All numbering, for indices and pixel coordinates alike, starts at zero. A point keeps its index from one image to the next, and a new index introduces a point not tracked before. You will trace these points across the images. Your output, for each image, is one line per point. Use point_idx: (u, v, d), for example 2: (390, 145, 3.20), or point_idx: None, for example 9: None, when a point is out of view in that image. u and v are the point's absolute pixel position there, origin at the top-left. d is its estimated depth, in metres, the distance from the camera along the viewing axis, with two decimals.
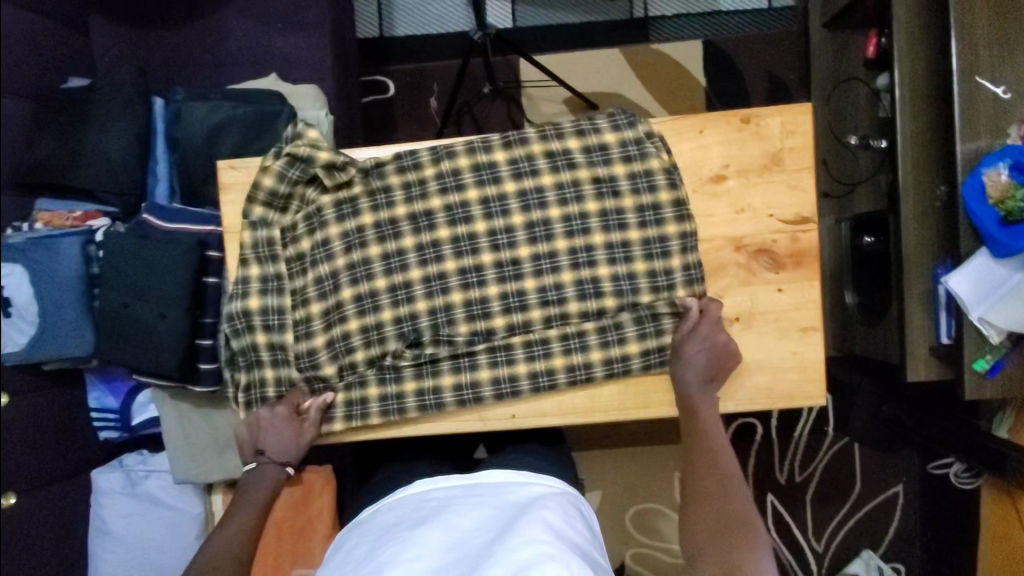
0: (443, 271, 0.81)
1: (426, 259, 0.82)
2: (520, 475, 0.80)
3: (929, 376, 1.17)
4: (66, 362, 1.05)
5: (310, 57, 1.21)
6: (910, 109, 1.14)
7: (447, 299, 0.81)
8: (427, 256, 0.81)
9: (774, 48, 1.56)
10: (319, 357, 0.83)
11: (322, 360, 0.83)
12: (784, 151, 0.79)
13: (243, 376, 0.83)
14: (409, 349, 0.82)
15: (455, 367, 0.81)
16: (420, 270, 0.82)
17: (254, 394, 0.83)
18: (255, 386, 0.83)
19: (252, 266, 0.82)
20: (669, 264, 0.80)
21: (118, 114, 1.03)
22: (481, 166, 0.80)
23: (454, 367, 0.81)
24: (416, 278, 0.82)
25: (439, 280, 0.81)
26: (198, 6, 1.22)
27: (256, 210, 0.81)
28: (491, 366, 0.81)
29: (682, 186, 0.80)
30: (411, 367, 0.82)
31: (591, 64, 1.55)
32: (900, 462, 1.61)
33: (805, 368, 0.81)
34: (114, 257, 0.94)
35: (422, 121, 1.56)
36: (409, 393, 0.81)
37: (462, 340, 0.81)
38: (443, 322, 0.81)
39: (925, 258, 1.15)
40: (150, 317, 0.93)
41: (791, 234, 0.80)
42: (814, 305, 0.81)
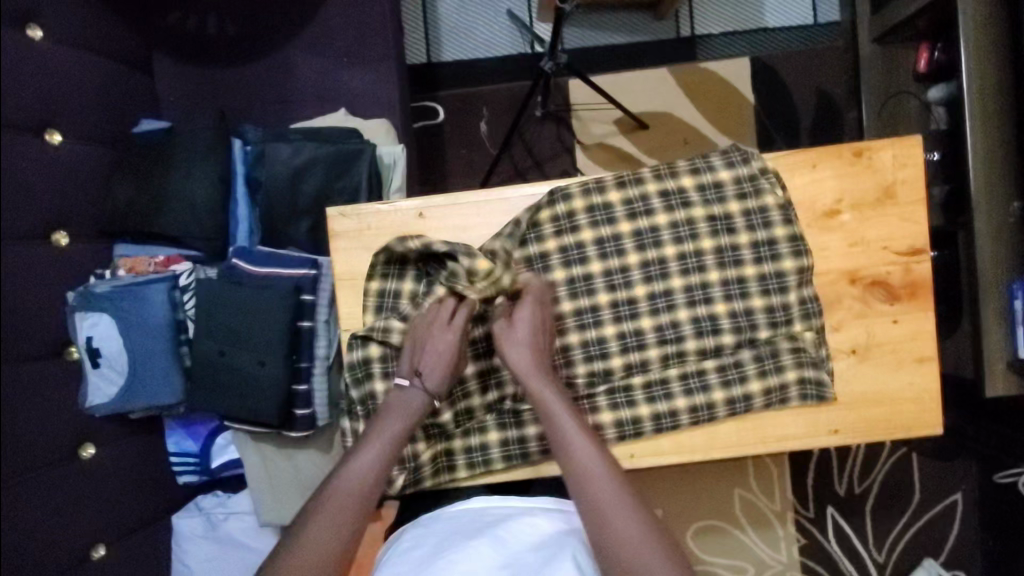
0: (559, 312, 0.81)
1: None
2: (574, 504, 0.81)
3: (1007, 391, 1.17)
4: (151, 410, 1.04)
5: (378, 90, 1.20)
6: (979, 124, 1.15)
7: (565, 340, 0.81)
8: (543, 298, 0.81)
9: (822, 62, 1.57)
10: (437, 402, 0.82)
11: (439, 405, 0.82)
12: (897, 184, 0.80)
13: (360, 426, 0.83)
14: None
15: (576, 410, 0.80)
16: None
17: None
18: None
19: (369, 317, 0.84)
20: (787, 300, 0.80)
21: (200, 157, 1.02)
22: (597, 207, 0.81)
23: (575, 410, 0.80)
24: None
25: (556, 322, 0.81)
26: (262, 41, 1.21)
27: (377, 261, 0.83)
28: (612, 409, 0.80)
29: (797, 221, 0.80)
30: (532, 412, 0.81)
31: (640, 84, 1.55)
32: (958, 470, 1.60)
33: (919, 398, 0.81)
34: (211, 304, 0.93)
35: (472, 145, 1.55)
36: (531, 438, 0.81)
37: (582, 382, 0.80)
38: (561, 363, 0.81)
39: (999, 274, 1.16)
40: (249, 364, 0.93)
41: (905, 266, 0.81)
42: (927, 336, 0.81)
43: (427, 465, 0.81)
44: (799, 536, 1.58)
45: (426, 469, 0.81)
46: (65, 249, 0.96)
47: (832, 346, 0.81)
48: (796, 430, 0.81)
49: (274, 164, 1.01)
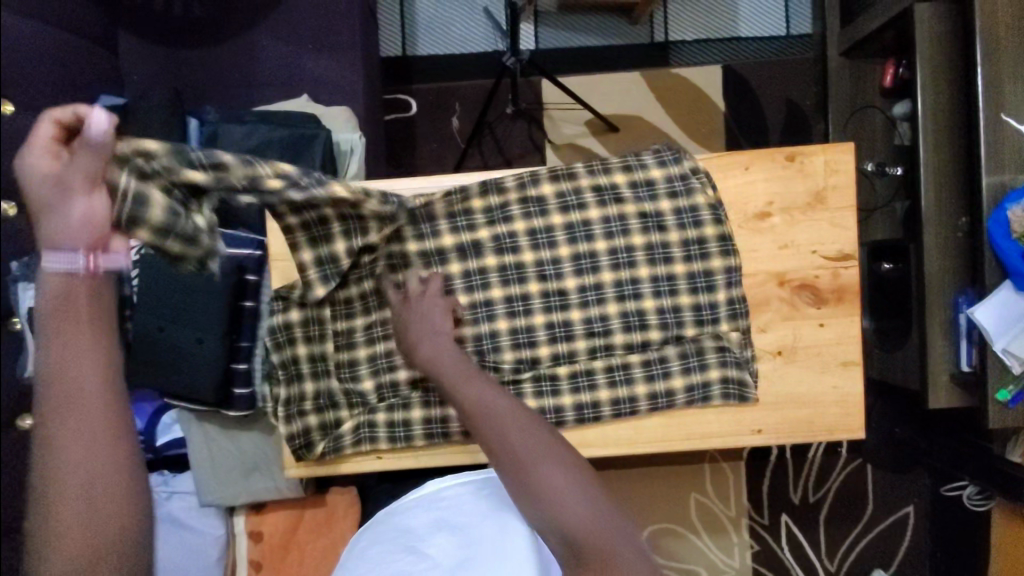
0: (489, 297, 0.84)
1: (472, 287, 0.84)
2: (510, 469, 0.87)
3: (949, 404, 1.18)
4: None
5: (341, 78, 1.21)
6: (932, 139, 1.16)
7: (494, 326, 0.84)
8: (473, 282, 0.84)
9: (792, 73, 1.59)
10: (359, 369, 0.89)
11: (361, 371, 0.89)
12: (827, 190, 0.82)
13: (282, 390, 0.87)
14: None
15: None
16: (466, 296, 0.84)
17: (293, 409, 0.88)
18: (295, 401, 0.87)
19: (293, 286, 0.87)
20: (714, 299, 0.81)
21: (154, 135, 1.03)
22: (530, 199, 0.83)
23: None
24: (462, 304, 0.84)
25: (485, 307, 0.84)
26: (230, 26, 1.22)
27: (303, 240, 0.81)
28: (536, 395, 0.82)
29: (728, 223, 0.82)
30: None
31: (612, 87, 1.56)
32: (911, 483, 1.60)
33: (844, 401, 0.82)
34: (148, 281, 0.94)
35: (443, 139, 1.56)
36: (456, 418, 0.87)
37: (509, 368, 0.83)
38: (489, 348, 0.83)
39: (947, 287, 1.17)
40: (187, 341, 0.94)
41: (833, 270, 0.82)
42: (854, 340, 0.82)
43: (347, 433, 0.88)
44: (752, 542, 1.58)
45: (347, 436, 0.88)
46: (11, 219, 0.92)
47: (758, 346, 0.82)
48: (719, 428, 0.82)
49: (227, 145, 1.03)
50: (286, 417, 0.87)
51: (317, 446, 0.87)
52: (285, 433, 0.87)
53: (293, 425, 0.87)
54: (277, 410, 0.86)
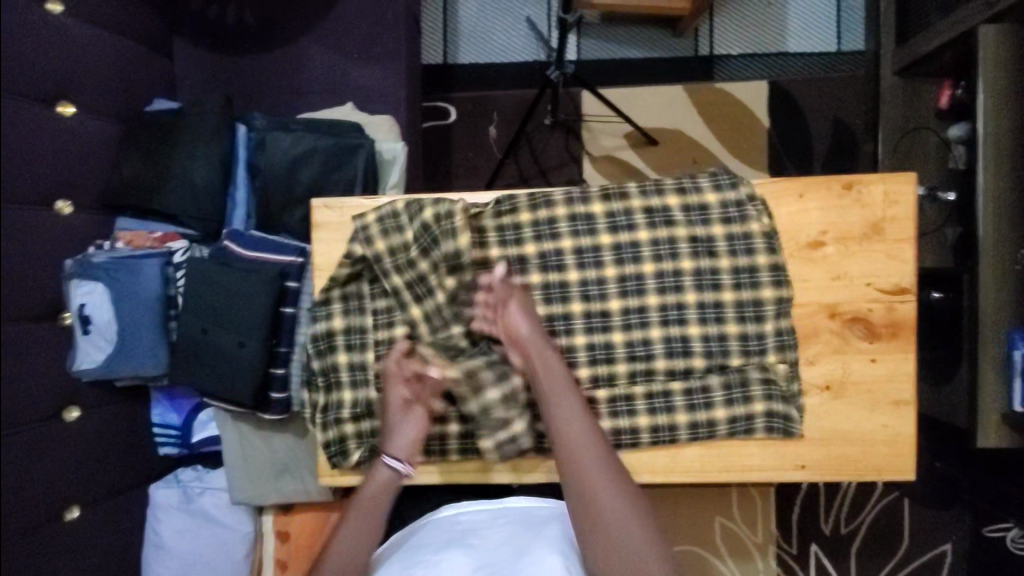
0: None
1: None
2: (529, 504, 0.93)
3: (1000, 444, 1.13)
4: (137, 380, 1.07)
5: (386, 87, 1.22)
6: (993, 166, 1.11)
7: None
8: None
9: (840, 91, 1.54)
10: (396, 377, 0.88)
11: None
12: (885, 221, 0.79)
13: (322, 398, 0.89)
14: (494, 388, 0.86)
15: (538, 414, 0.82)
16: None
17: (329, 415, 0.89)
18: (332, 407, 0.88)
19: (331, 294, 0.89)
20: (762, 329, 0.79)
21: (204, 139, 1.05)
22: (578, 218, 0.82)
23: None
24: None
25: None
26: (280, 33, 1.24)
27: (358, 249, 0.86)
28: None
29: (779, 251, 0.80)
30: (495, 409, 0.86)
31: (654, 100, 1.54)
32: (950, 521, 1.53)
33: (892, 440, 0.79)
34: (197, 284, 0.97)
35: (480, 149, 1.56)
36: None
37: None
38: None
39: (1002, 321, 1.12)
40: (229, 344, 0.95)
41: (887, 305, 0.79)
42: (906, 378, 0.79)
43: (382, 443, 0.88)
44: (779, 571, 1.53)
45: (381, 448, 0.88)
46: (67, 217, 0.99)
47: (804, 379, 0.80)
48: (761, 463, 0.80)
49: (273, 152, 1.04)
50: (323, 423, 0.89)
51: (352, 453, 0.88)
52: (321, 439, 0.89)
53: (330, 432, 0.89)
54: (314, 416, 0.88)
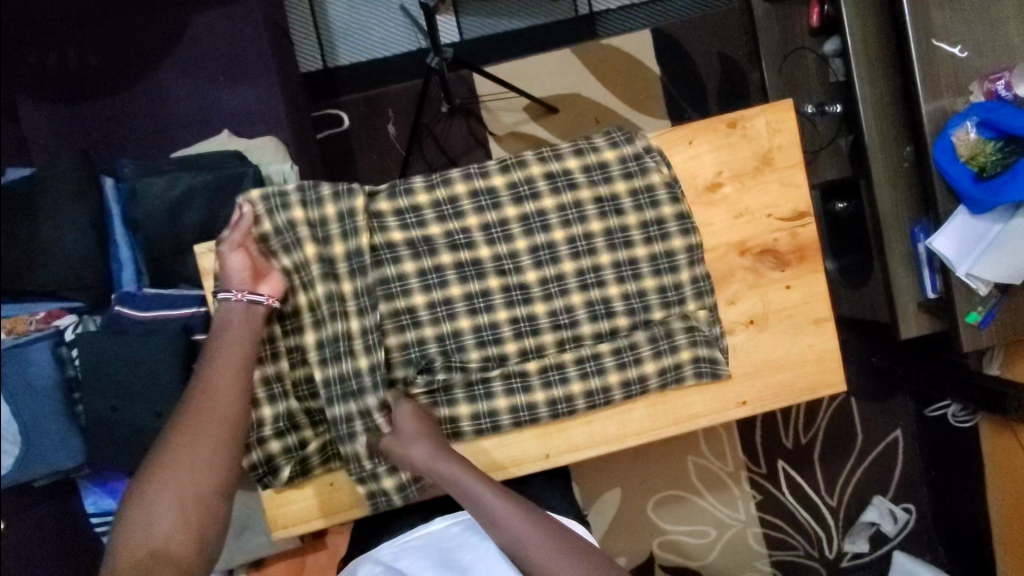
0: (448, 296, 0.82)
1: (429, 285, 0.82)
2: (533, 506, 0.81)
3: (920, 332, 1.20)
4: (57, 475, 0.97)
5: (261, 108, 1.14)
6: (867, 75, 1.16)
7: (456, 325, 0.82)
8: (430, 281, 0.82)
9: (721, 26, 1.57)
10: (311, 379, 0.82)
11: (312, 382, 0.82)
12: (773, 151, 0.80)
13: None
14: (421, 374, 0.81)
15: (472, 396, 0.81)
16: (425, 295, 0.82)
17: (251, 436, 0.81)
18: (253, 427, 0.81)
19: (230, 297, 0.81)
20: (679, 279, 0.81)
21: (68, 201, 0.95)
22: (479, 192, 0.82)
23: (470, 396, 0.81)
24: (420, 304, 0.82)
25: (445, 306, 0.82)
26: (130, 69, 1.14)
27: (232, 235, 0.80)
28: (507, 393, 0.81)
29: (681, 201, 0.80)
30: (425, 394, 0.81)
31: (546, 68, 1.53)
32: (894, 408, 1.65)
33: (821, 357, 0.82)
34: (94, 361, 0.88)
35: (384, 149, 1.51)
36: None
37: (476, 366, 0.82)
38: (454, 348, 0.82)
39: (902, 218, 1.18)
40: (144, 416, 0.88)
41: (791, 231, 0.81)
42: (822, 296, 0.82)
43: (315, 452, 0.83)
44: (754, 493, 1.61)
45: (314, 456, 0.84)
46: None
47: (728, 319, 0.82)
48: (705, 407, 0.82)
49: (147, 200, 0.96)
50: (245, 446, 0.81)
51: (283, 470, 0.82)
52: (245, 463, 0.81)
53: (254, 454, 0.81)
54: None
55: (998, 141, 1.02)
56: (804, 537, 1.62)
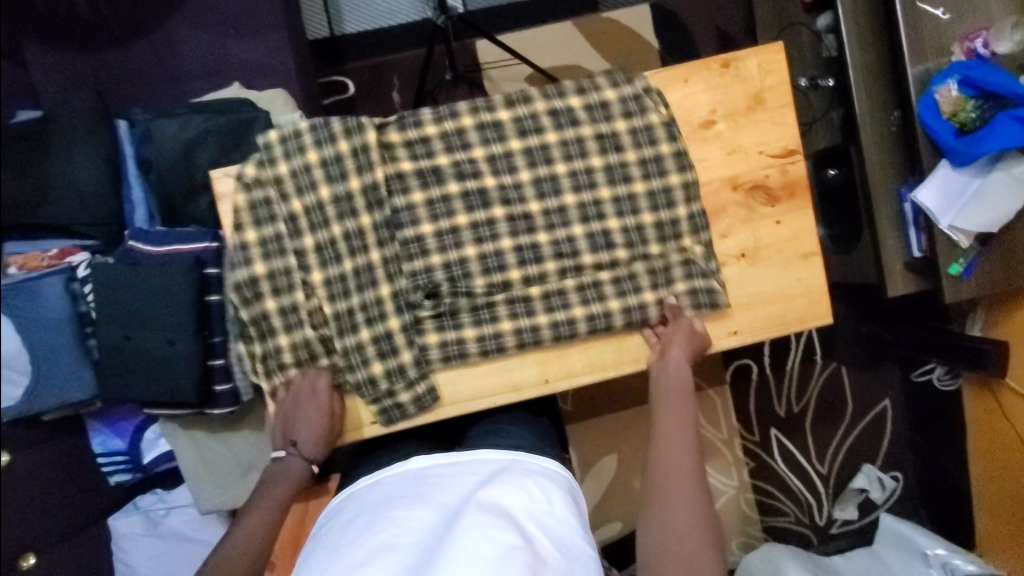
0: (455, 225, 0.86)
1: (437, 216, 0.86)
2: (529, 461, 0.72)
3: (907, 290, 1.25)
4: (66, 411, 1.00)
5: (271, 62, 1.18)
6: (858, 41, 1.20)
7: (462, 253, 0.86)
8: (438, 212, 0.86)
9: (718, 2, 1.61)
10: (326, 308, 0.86)
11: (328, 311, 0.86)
12: (764, 91, 0.84)
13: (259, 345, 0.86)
14: (428, 300, 0.86)
15: (478, 320, 0.86)
16: (432, 225, 0.86)
17: (271, 362, 0.86)
18: (272, 354, 0.86)
19: (248, 231, 0.85)
20: (675, 210, 0.84)
21: (84, 141, 0.98)
22: (486, 125, 0.85)
23: (476, 320, 0.86)
24: (429, 234, 0.86)
25: (452, 236, 0.86)
26: (144, 22, 1.17)
27: (250, 171, 0.84)
28: (511, 317, 0.86)
29: (676, 137, 0.84)
30: (432, 319, 0.86)
31: (547, 39, 1.57)
32: (885, 379, 1.67)
33: (809, 291, 0.86)
34: (107, 291, 0.91)
35: (388, 116, 1.54)
36: (433, 345, 0.86)
37: (482, 292, 0.86)
38: (460, 276, 0.86)
39: (890, 179, 1.22)
40: (157, 345, 0.91)
41: (781, 167, 0.85)
42: (810, 231, 0.86)
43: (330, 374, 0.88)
44: (747, 460, 1.65)
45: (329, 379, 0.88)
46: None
47: (720, 252, 0.85)
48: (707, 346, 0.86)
49: (161, 141, 0.99)
50: (266, 370, 0.87)
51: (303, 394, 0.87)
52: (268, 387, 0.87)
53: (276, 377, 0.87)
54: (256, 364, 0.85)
55: (976, 99, 1.06)
56: (795, 504, 1.66)
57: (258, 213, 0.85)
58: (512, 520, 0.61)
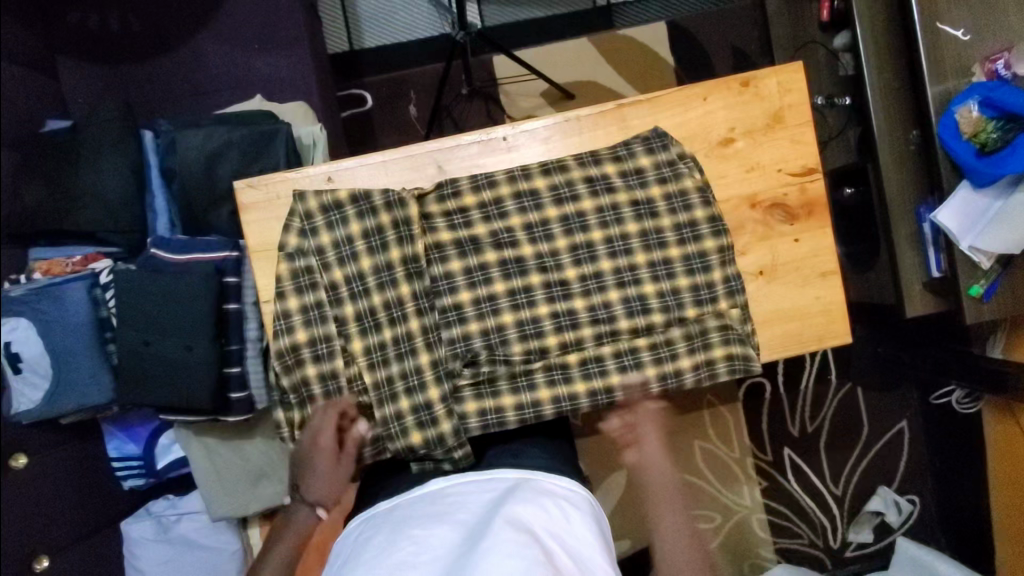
0: (492, 293, 0.82)
1: (475, 282, 0.82)
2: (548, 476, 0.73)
3: (925, 310, 1.23)
4: (83, 415, 1.02)
5: (293, 76, 1.20)
6: (875, 61, 1.20)
7: (500, 319, 0.82)
8: (475, 278, 0.82)
9: (733, 20, 1.63)
10: (368, 380, 0.81)
11: (369, 384, 0.81)
12: (784, 109, 0.84)
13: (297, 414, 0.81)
14: (467, 368, 0.82)
15: (515, 387, 0.82)
16: (470, 292, 0.82)
17: (310, 430, 0.81)
18: (310, 423, 0.81)
19: (290, 298, 0.80)
20: (694, 217, 0.83)
21: (110, 150, 1.00)
22: (523, 191, 0.82)
23: (514, 387, 0.82)
24: (466, 301, 0.82)
25: (490, 302, 0.82)
26: (171, 37, 1.20)
27: (292, 240, 0.80)
28: (549, 385, 0.82)
29: (694, 154, 0.84)
30: (471, 387, 0.82)
31: (563, 55, 1.58)
32: (900, 399, 1.66)
33: (828, 310, 0.85)
34: (127, 297, 0.92)
35: (405, 129, 1.57)
36: (471, 413, 0.82)
37: (518, 360, 0.82)
38: (497, 343, 0.82)
39: (908, 199, 1.21)
40: (175, 351, 0.92)
41: (800, 186, 0.85)
42: (828, 250, 0.85)
43: (368, 446, 0.82)
44: (760, 479, 1.63)
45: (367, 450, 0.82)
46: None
47: (740, 269, 0.84)
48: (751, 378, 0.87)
49: (186, 152, 1.01)
50: (305, 439, 0.81)
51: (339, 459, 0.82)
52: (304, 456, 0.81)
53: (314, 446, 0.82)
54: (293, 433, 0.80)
55: (998, 120, 1.04)
56: (808, 526, 1.63)
57: (299, 281, 0.80)
58: (534, 537, 0.61)
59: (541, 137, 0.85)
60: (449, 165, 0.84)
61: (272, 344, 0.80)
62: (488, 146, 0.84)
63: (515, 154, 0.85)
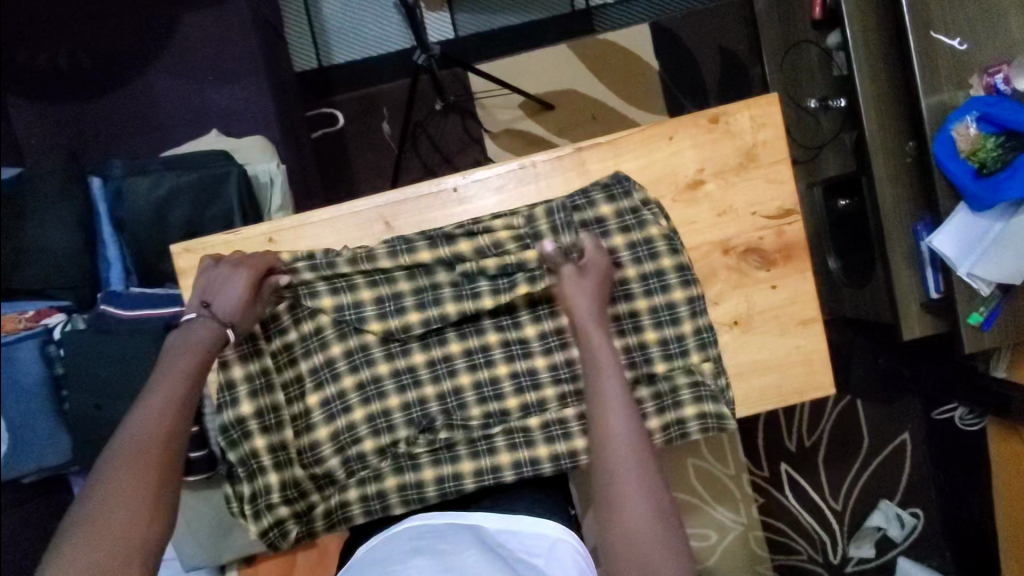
0: (448, 354, 0.79)
1: (429, 343, 0.79)
2: (527, 523, 0.67)
3: (924, 332, 1.16)
4: (45, 473, 0.99)
5: (249, 107, 1.15)
6: (867, 69, 1.11)
7: (456, 382, 0.79)
8: (429, 339, 0.79)
9: (720, 20, 1.54)
10: (323, 449, 0.79)
11: (325, 453, 0.79)
12: (757, 147, 0.78)
13: (244, 487, 0.77)
14: (422, 435, 0.78)
15: (474, 452, 0.77)
16: (424, 354, 0.79)
17: (261, 504, 0.77)
18: (261, 496, 0.76)
19: (234, 367, 0.76)
20: (661, 266, 0.77)
21: (56, 203, 0.97)
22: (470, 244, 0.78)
23: (473, 452, 0.77)
24: (420, 362, 0.79)
25: (445, 363, 0.79)
26: (120, 70, 1.15)
27: None
28: (510, 449, 0.77)
29: (660, 197, 0.78)
30: (428, 453, 0.78)
31: (540, 64, 1.51)
32: (902, 411, 1.59)
33: (810, 359, 0.79)
34: (80, 359, 0.90)
35: (379, 148, 1.51)
36: (429, 481, 0.77)
37: (477, 424, 0.78)
38: (455, 406, 0.79)
39: (904, 216, 1.13)
40: (127, 413, 0.90)
41: (777, 229, 0.79)
42: (808, 297, 0.79)
43: (321, 517, 0.78)
44: (757, 496, 1.57)
45: (320, 521, 0.78)
46: None
47: (712, 320, 0.79)
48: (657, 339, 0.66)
49: (133, 200, 0.96)
50: (254, 513, 0.77)
51: (291, 532, 0.77)
52: (254, 531, 0.77)
53: (264, 521, 0.77)
54: (242, 509, 0.75)
55: (997, 137, 0.97)
56: (807, 541, 1.58)
57: (244, 348, 0.76)
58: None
59: (492, 186, 0.81)
60: (396, 220, 0.80)
61: (216, 417, 0.76)
62: (437, 199, 0.80)
63: (466, 207, 0.80)
